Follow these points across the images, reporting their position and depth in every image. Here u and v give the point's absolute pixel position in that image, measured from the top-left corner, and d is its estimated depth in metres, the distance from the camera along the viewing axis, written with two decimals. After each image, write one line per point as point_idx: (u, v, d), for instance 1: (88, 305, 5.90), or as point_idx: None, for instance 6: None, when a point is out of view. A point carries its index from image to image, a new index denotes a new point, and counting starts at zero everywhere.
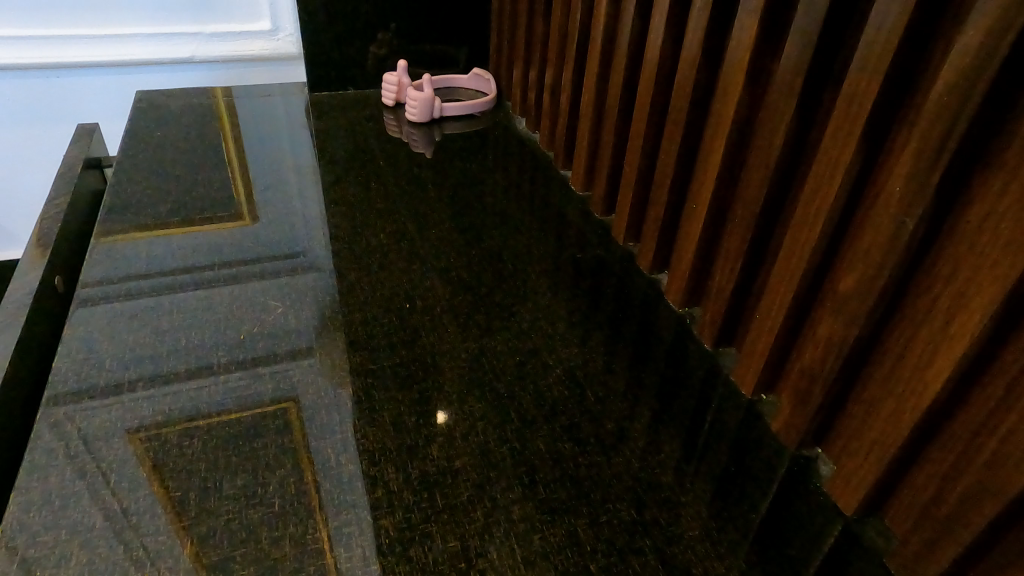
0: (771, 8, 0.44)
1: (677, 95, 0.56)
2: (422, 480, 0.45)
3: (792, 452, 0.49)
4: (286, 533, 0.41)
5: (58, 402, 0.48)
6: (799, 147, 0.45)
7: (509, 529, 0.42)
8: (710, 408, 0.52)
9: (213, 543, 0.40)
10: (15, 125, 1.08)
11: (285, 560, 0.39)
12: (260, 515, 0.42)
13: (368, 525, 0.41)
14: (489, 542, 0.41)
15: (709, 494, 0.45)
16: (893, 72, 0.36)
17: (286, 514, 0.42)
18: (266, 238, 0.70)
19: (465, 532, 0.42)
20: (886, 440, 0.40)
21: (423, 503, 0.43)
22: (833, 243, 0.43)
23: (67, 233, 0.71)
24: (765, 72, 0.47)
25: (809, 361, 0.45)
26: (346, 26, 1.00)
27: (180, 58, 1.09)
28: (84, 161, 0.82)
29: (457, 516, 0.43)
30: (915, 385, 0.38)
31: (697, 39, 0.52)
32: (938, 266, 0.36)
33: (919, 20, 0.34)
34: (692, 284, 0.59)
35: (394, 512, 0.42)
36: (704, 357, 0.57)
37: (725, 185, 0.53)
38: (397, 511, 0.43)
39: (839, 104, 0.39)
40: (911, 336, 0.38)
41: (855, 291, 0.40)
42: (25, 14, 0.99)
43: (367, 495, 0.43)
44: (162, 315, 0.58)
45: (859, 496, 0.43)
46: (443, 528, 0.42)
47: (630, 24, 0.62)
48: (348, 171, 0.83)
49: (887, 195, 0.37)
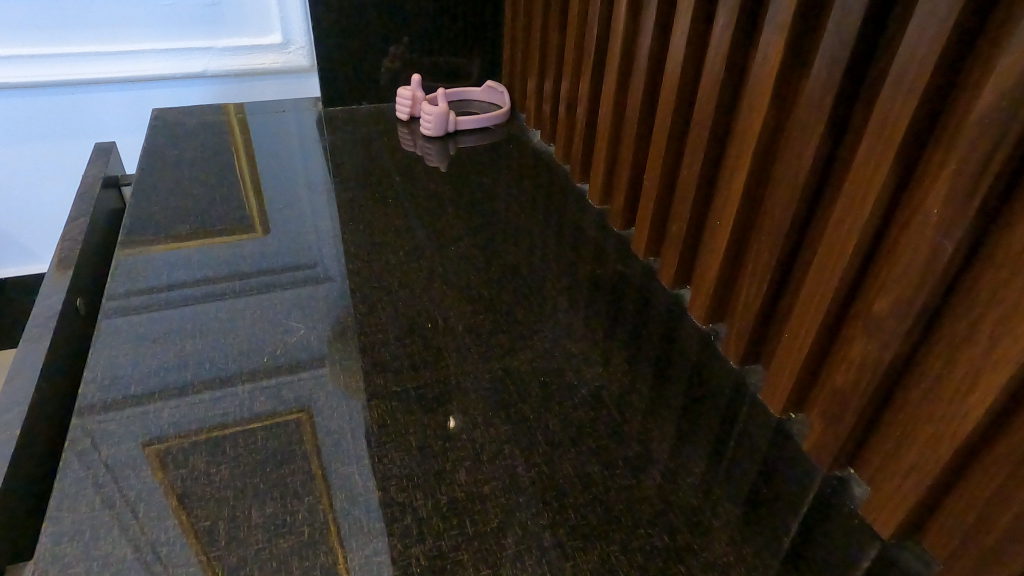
0: (798, 26, 0.44)
1: (700, 112, 0.55)
2: (452, 505, 0.44)
3: (824, 473, 0.48)
4: (317, 563, 0.40)
5: (85, 429, 0.49)
6: (828, 166, 0.45)
7: (541, 557, 0.41)
8: (739, 429, 0.52)
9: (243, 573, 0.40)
10: (32, 143, 1.09)
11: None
12: (289, 545, 0.41)
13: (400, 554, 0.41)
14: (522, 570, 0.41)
15: (740, 517, 0.45)
16: (930, 94, 0.35)
17: (315, 544, 0.41)
18: (284, 255, 0.70)
19: (497, 560, 0.41)
20: (925, 464, 0.39)
21: (454, 530, 0.43)
22: (866, 262, 0.43)
23: (88, 254, 0.72)
24: (792, 89, 0.47)
25: (842, 381, 0.44)
26: (360, 41, 1.00)
27: (193, 73, 1.09)
28: (102, 181, 0.82)
29: (489, 543, 0.42)
30: (956, 410, 0.37)
31: (721, 55, 0.52)
32: (977, 289, 0.36)
33: (958, 40, 0.34)
34: (717, 299, 0.58)
35: (424, 540, 0.42)
36: (729, 374, 0.56)
37: (751, 201, 0.52)
38: (428, 538, 0.42)
39: (872, 124, 0.39)
40: (949, 359, 0.38)
41: (892, 312, 0.39)
42: (40, 33, 0.99)
43: (396, 524, 0.43)
44: (184, 338, 0.58)
45: (896, 519, 0.42)
46: (475, 556, 0.41)
47: (650, 39, 0.62)
48: (365, 187, 0.83)
49: (924, 217, 0.37)
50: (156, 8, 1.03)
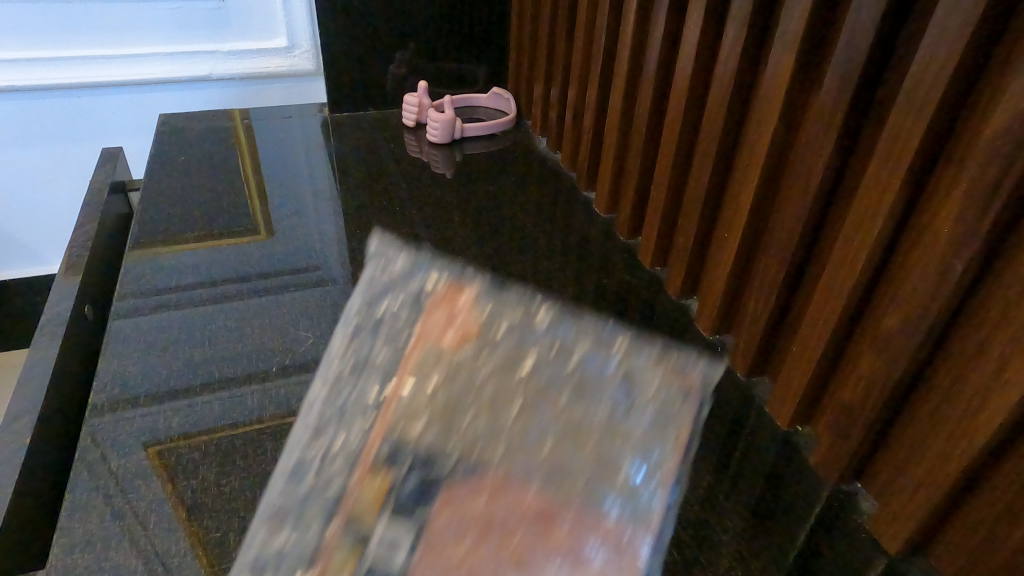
0: (808, 41, 0.44)
1: (709, 124, 0.55)
2: (556, 318, 0.30)
3: (832, 487, 0.48)
4: (408, 435, 0.27)
5: (95, 439, 0.49)
6: (837, 182, 0.45)
7: (663, 376, 0.29)
8: (745, 441, 0.52)
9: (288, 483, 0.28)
10: (39, 145, 1.09)
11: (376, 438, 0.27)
12: (331, 391, 0.30)
13: (480, 519, 0.25)
14: (654, 509, 0.26)
15: (747, 530, 0.45)
16: (940, 114, 0.36)
17: (377, 350, 0.30)
18: (291, 262, 0.70)
19: (615, 469, 0.26)
20: (934, 480, 0.40)
21: (556, 405, 0.28)
22: (874, 278, 0.43)
23: (96, 260, 0.72)
24: (801, 104, 0.47)
25: (849, 396, 0.45)
26: (367, 48, 1.00)
27: (199, 76, 1.09)
28: (110, 185, 0.83)
29: (596, 405, 0.28)
30: (966, 430, 0.37)
31: (729, 69, 0.52)
32: (986, 308, 0.36)
33: (968, 63, 0.34)
34: (724, 310, 0.59)
35: (522, 408, 0.28)
36: (736, 386, 0.57)
37: (759, 214, 0.52)
38: (512, 399, 0.28)
39: (882, 140, 0.39)
40: (958, 377, 0.38)
41: (901, 329, 0.40)
42: (47, 36, 1.00)
43: (472, 345, 0.29)
44: (194, 347, 0.58)
45: (905, 534, 0.42)
46: (581, 421, 0.28)
47: (659, 50, 0.62)
48: (372, 195, 0.83)
49: (934, 234, 0.37)
50: (161, 11, 1.03)
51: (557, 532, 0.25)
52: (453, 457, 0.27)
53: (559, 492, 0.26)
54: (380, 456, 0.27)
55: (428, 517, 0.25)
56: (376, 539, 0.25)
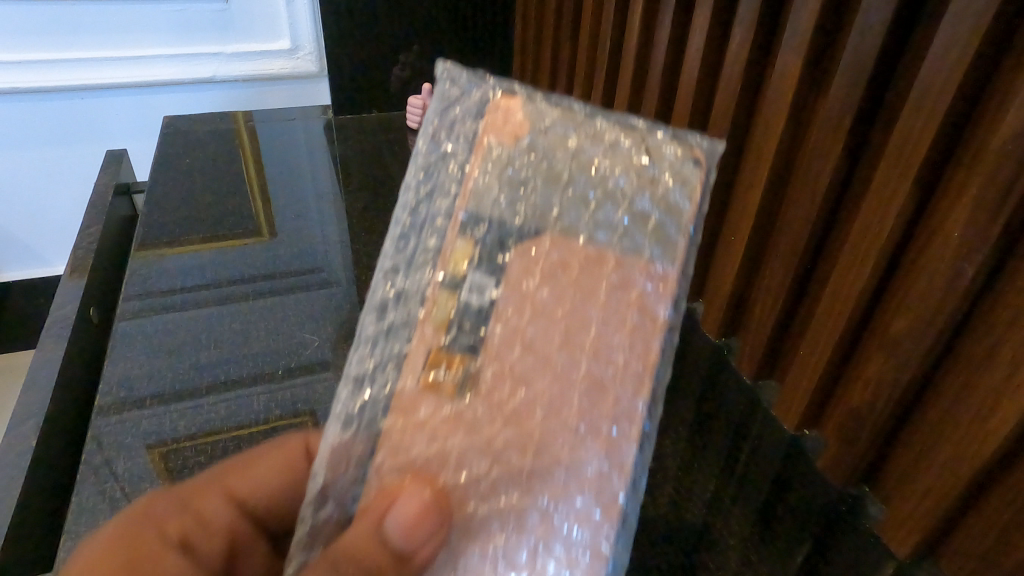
0: (815, 45, 0.44)
1: (714, 127, 0.55)
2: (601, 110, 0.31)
3: (839, 490, 0.48)
4: (484, 207, 0.29)
5: (101, 443, 0.49)
6: (844, 185, 0.45)
7: (678, 150, 0.29)
8: (749, 444, 0.52)
9: (375, 321, 0.30)
10: (44, 147, 1.09)
11: (450, 239, 0.29)
12: (412, 203, 0.32)
13: (534, 297, 0.28)
14: (680, 242, 0.29)
15: (752, 533, 0.45)
16: (949, 119, 0.36)
17: (442, 155, 0.31)
18: (296, 264, 0.70)
19: (648, 213, 0.29)
20: (944, 485, 0.39)
21: (600, 173, 0.29)
22: (882, 282, 0.43)
23: (101, 262, 0.72)
24: (808, 107, 0.47)
25: (857, 400, 0.44)
26: (370, 50, 1.00)
27: (203, 78, 1.09)
28: (115, 188, 0.83)
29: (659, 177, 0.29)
30: (977, 434, 0.37)
31: (736, 72, 0.52)
32: (997, 312, 0.36)
33: (978, 67, 0.34)
34: (730, 313, 0.58)
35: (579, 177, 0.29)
36: (742, 389, 0.56)
37: (766, 217, 0.52)
38: (564, 178, 0.29)
39: (891, 144, 0.39)
40: (968, 381, 0.38)
41: (909, 333, 0.40)
42: (51, 38, 1.00)
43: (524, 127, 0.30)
44: (199, 349, 0.58)
45: (914, 538, 0.42)
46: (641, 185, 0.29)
47: (664, 53, 0.62)
48: (376, 197, 0.83)
49: (944, 238, 0.37)
50: (165, 13, 1.03)
51: (602, 295, 0.28)
52: (518, 222, 0.29)
53: (600, 250, 0.29)
54: (463, 224, 0.29)
55: (493, 292, 0.28)
56: (467, 286, 0.29)
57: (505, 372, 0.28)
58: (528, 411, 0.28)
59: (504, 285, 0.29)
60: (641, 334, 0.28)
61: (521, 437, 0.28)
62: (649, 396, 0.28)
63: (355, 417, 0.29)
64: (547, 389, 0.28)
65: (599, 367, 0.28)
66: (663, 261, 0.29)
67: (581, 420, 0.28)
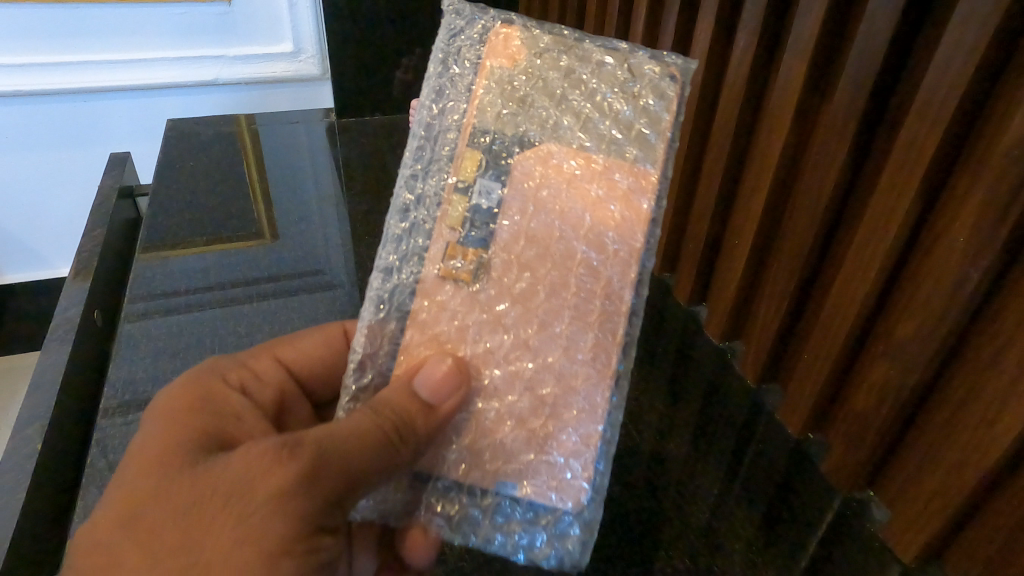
0: (820, 51, 0.44)
1: (718, 132, 0.56)
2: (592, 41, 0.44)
3: (844, 495, 0.48)
4: (494, 121, 0.42)
5: (106, 448, 0.49)
6: (849, 190, 0.45)
7: (657, 69, 0.43)
8: (752, 448, 0.52)
9: (400, 219, 0.42)
10: (46, 149, 1.10)
11: (464, 147, 0.42)
12: (427, 119, 0.43)
13: (537, 194, 0.41)
14: (658, 148, 0.41)
15: (755, 536, 0.46)
16: (955, 123, 0.36)
17: (453, 74, 0.43)
18: (300, 267, 0.70)
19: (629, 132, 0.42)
20: (949, 489, 0.39)
21: (580, 103, 0.43)
22: (887, 285, 0.43)
23: (105, 264, 0.72)
24: (813, 112, 0.47)
25: (863, 403, 0.44)
26: (374, 54, 1.01)
27: (205, 81, 1.10)
28: (118, 190, 0.83)
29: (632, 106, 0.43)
30: (982, 439, 0.37)
31: (740, 76, 0.52)
32: (1003, 316, 0.36)
33: (985, 72, 0.34)
34: (734, 317, 0.58)
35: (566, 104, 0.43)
36: (746, 393, 0.56)
37: (770, 221, 0.52)
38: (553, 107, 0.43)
39: (896, 150, 0.39)
40: (974, 386, 0.38)
41: (915, 337, 0.40)
42: (54, 41, 0.99)
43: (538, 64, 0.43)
44: (204, 353, 0.58)
45: (918, 543, 0.42)
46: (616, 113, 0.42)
47: (668, 57, 0.62)
48: (379, 200, 0.84)
49: (949, 244, 0.37)
50: (168, 16, 1.02)
51: (595, 193, 0.41)
52: (520, 134, 0.42)
53: (592, 153, 0.42)
54: (478, 137, 0.42)
55: (499, 192, 0.41)
56: (478, 186, 0.41)
57: (513, 260, 0.41)
58: (532, 290, 0.40)
59: (507, 185, 0.41)
60: (626, 225, 0.41)
61: (526, 310, 0.40)
62: (632, 287, 0.40)
63: (387, 301, 0.41)
64: (549, 269, 0.40)
65: (592, 254, 0.40)
66: (638, 170, 0.41)
67: (580, 276, 0.40)
